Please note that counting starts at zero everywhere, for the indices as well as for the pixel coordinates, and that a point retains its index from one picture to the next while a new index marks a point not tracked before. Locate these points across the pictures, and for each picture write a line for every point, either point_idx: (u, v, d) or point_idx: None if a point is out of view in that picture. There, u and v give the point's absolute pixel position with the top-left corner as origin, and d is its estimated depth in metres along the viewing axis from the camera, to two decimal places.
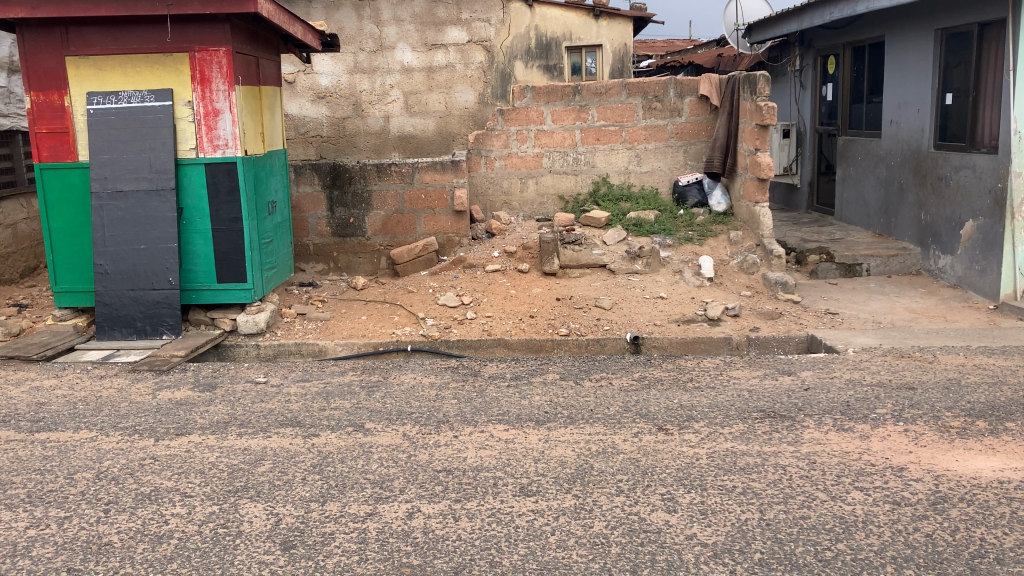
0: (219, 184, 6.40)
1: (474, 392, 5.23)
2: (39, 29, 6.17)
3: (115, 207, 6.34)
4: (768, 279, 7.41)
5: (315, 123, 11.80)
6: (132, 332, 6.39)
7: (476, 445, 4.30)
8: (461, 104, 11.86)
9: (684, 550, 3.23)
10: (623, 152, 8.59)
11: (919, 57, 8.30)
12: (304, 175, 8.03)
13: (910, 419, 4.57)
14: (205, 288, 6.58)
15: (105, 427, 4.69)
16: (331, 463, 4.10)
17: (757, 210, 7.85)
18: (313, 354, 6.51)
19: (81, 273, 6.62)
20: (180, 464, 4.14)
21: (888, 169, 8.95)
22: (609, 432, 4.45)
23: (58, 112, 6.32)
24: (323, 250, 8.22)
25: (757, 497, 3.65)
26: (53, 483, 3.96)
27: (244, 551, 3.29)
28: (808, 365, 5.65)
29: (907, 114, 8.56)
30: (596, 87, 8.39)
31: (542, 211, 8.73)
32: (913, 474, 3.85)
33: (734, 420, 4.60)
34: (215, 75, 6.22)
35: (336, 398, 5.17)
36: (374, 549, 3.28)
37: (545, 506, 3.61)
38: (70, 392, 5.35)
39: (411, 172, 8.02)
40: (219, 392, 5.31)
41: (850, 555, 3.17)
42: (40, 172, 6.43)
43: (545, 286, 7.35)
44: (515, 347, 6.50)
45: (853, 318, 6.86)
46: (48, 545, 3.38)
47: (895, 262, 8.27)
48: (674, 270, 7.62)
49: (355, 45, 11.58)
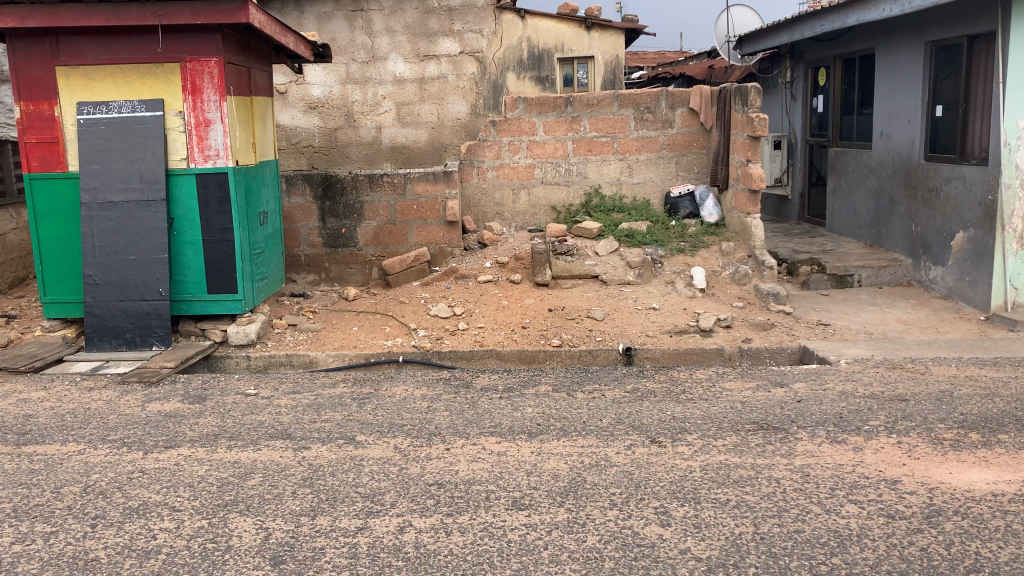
0: (211, 194, 6.37)
1: (466, 404, 5.20)
2: (29, 39, 6.15)
3: (106, 217, 6.31)
4: (760, 290, 7.42)
5: (306, 134, 11.79)
6: (121, 343, 6.34)
7: (468, 458, 4.27)
8: (453, 115, 11.85)
9: (679, 564, 3.21)
10: (615, 164, 8.60)
11: (909, 69, 8.35)
12: (295, 186, 8.00)
13: (904, 430, 4.56)
14: (195, 299, 6.53)
15: (93, 440, 4.65)
16: (322, 477, 4.07)
17: (749, 221, 7.86)
18: (304, 365, 6.46)
19: (70, 283, 6.56)
20: (169, 477, 4.10)
21: (879, 180, 8.98)
22: (602, 445, 4.43)
23: (48, 121, 6.29)
24: (314, 261, 8.18)
25: (750, 511, 3.63)
26: (40, 497, 3.91)
27: (233, 566, 3.25)
28: (801, 377, 5.65)
29: (897, 126, 8.61)
30: (588, 99, 8.40)
31: (534, 222, 8.72)
32: (907, 487, 3.84)
33: (727, 432, 4.59)
34: (207, 85, 6.20)
35: (327, 410, 5.13)
36: (366, 565, 3.25)
37: (537, 520, 3.58)
38: (58, 404, 5.30)
39: (404, 183, 8.01)
40: (209, 404, 5.27)
41: (845, 569, 3.16)
42: (30, 182, 6.39)
43: (538, 297, 7.33)
44: (507, 359, 6.48)
45: (845, 329, 6.87)
46: (34, 561, 3.34)
47: (886, 273, 8.28)
48: (666, 281, 7.61)
49: (348, 56, 11.58)
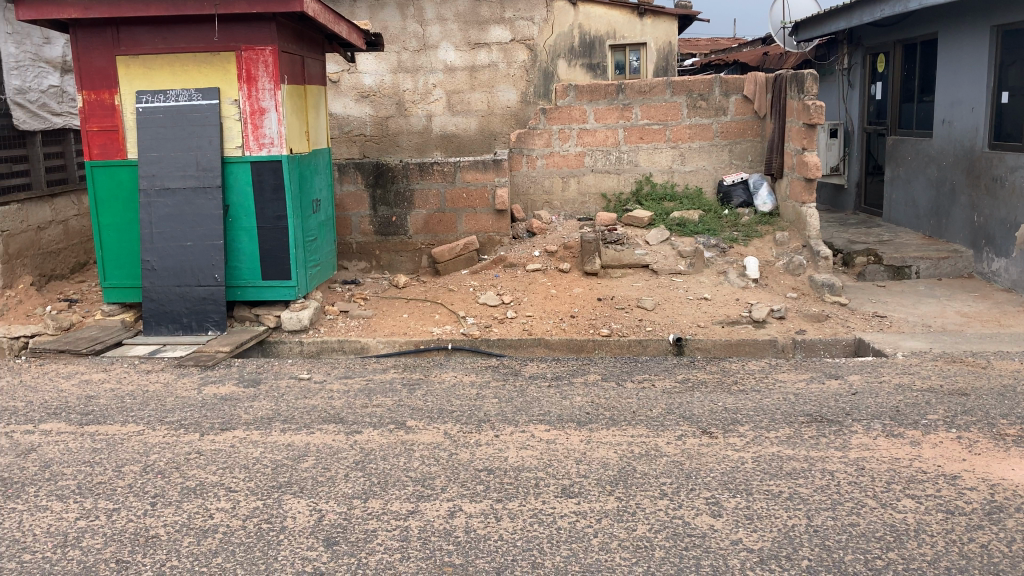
0: (265, 182, 6.46)
1: (515, 391, 5.21)
2: (92, 29, 6.29)
3: (163, 204, 6.43)
4: (815, 281, 7.27)
5: (358, 122, 11.86)
6: (178, 327, 6.48)
7: (517, 445, 4.28)
8: (503, 103, 11.84)
9: (730, 555, 3.18)
10: (667, 151, 8.51)
11: (974, 54, 8.11)
12: (348, 174, 8.08)
13: (964, 425, 4.45)
14: (250, 285, 6.65)
15: (151, 421, 4.76)
16: (374, 460, 4.11)
17: (804, 210, 7.72)
18: (355, 351, 6.55)
19: (130, 270, 6.72)
20: (225, 459, 4.19)
21: (940, 169, 8.75)
22: (652, 435, 4.40)
23: (108, 110, 6.43)
24: (365, 248, 8.25)
25: (804, 503, 3.58)
26: (102, 475, 4.03)
27: (288, 546, 3.31)
28: (856, 369, 5.54)
29: (960, 113, 8.37)
30: (640, 86, 8.33)
31: (584, 211, 8.68)
32: (968, 483, 3.75)
33: (780, 424, 4.53)
34: (261, 74, 6.29)
35: (379, 395, 5.19)
36: (417, 548, 3.28)
37: (587, 508, 3.58)
38: (118, 385, 5.45)
39: (453, 171, 8.03)
40: (264, 388, 5.37)
41: (903, 564, 3.10)
42: (91, 170, 6.56)
43: (586, 286, 7.30)
44: (556, 348, 6.47)
45: (902, 321, 6.72)
46: (97, 536, 3.44)
47: (945, 265, 8.09)
48: (718, 271, 7.52)
49: (399, 45, 11.64)
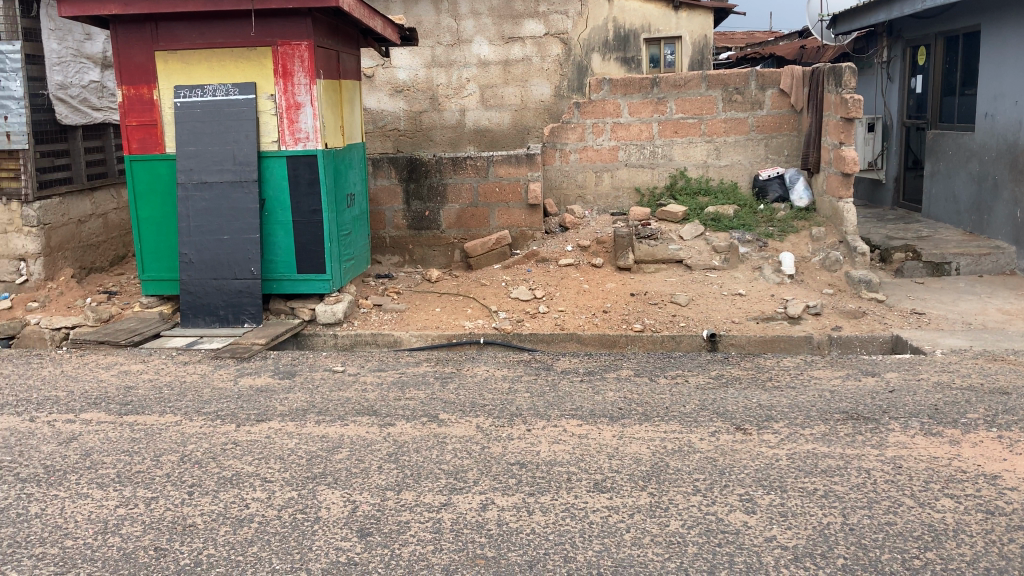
0: (300, 176, 6.52)
1: (546, 386, 5.21)
2: (131, 25, 6.38)
3: (200, 198, 6.52)
4: (851, 277, 7.18)
5: (392, 117, 11.92)
6: (214, 320, 6.56)
7: (549, 439, 4.28)
8: (536, 97, 11.81)
9: (764, 552, 3.15)
10: (702, 146, 8.45)
11: (1018, 46, 7.94)
12: (381, 168, 8.11)
13: (1004, 425, 4.36)
14: (285, 279, 6.72)
15: (189, 412, 4.83)
16: (407, 453, 4.14)
17: (841, 205, 7.63)
18: (389, 344, 6.59)
19: (167, 263, 6.83)
20: (260, 449, 4.24)
21: (981, 163, 8.59)
22: (685, 431, 4.38)
23: (147, 105, 6.53)
24: (398, 243, 8.28)
25: (839, 501, 3.54)
26: (140, 464, 4.10)
27: (322, 537, 3.34)
28: (893, 366, 5.46)
29: (1003, 106, 8.21)
30: (675, 80, 8.27)
31: (617, 205, 8.63)
32: (1008, 483, 3.68)
33: (815, 421, 4.48)
34: (297, 69, 6.34)
35: (411, 388, 5.22)
36: (449, 540, 3.30)
37: (619, 503, 3.57)
38: (156, 376, 5.54)
39: (486, 165, 8.04)
40: (298, 379, 5.42)
41: (941, 564, 3.05)
42: (130, 164, 6.66)
43: (619, 281, 7.28)
44: (588, 343, 6.46)
45: (941, 318, 6.61)
46: (136, 524, 3.50)
47: (986, 261, 7.93)
48: (753, 266, 7.46)
49: (433, 39, 11.67)
